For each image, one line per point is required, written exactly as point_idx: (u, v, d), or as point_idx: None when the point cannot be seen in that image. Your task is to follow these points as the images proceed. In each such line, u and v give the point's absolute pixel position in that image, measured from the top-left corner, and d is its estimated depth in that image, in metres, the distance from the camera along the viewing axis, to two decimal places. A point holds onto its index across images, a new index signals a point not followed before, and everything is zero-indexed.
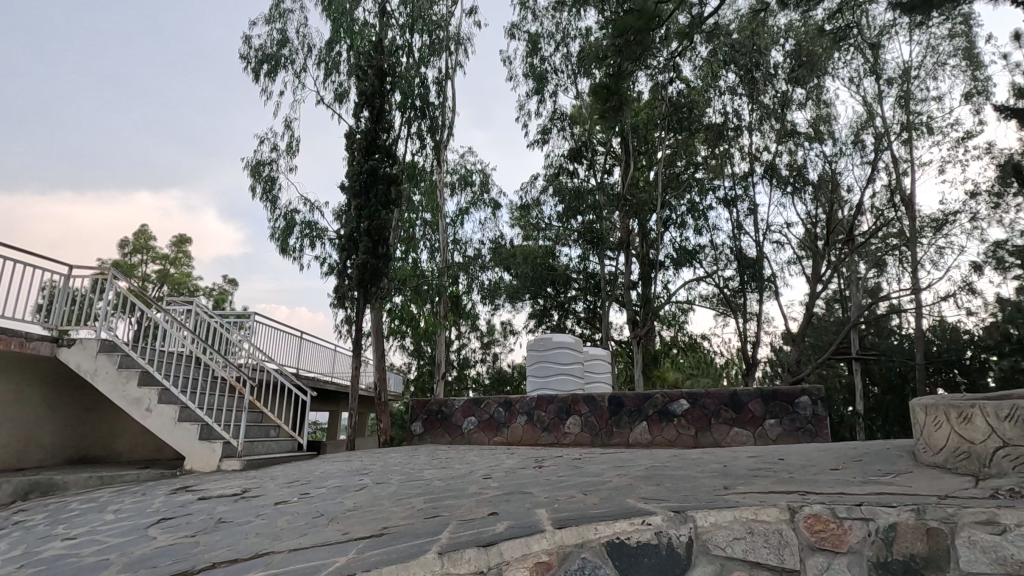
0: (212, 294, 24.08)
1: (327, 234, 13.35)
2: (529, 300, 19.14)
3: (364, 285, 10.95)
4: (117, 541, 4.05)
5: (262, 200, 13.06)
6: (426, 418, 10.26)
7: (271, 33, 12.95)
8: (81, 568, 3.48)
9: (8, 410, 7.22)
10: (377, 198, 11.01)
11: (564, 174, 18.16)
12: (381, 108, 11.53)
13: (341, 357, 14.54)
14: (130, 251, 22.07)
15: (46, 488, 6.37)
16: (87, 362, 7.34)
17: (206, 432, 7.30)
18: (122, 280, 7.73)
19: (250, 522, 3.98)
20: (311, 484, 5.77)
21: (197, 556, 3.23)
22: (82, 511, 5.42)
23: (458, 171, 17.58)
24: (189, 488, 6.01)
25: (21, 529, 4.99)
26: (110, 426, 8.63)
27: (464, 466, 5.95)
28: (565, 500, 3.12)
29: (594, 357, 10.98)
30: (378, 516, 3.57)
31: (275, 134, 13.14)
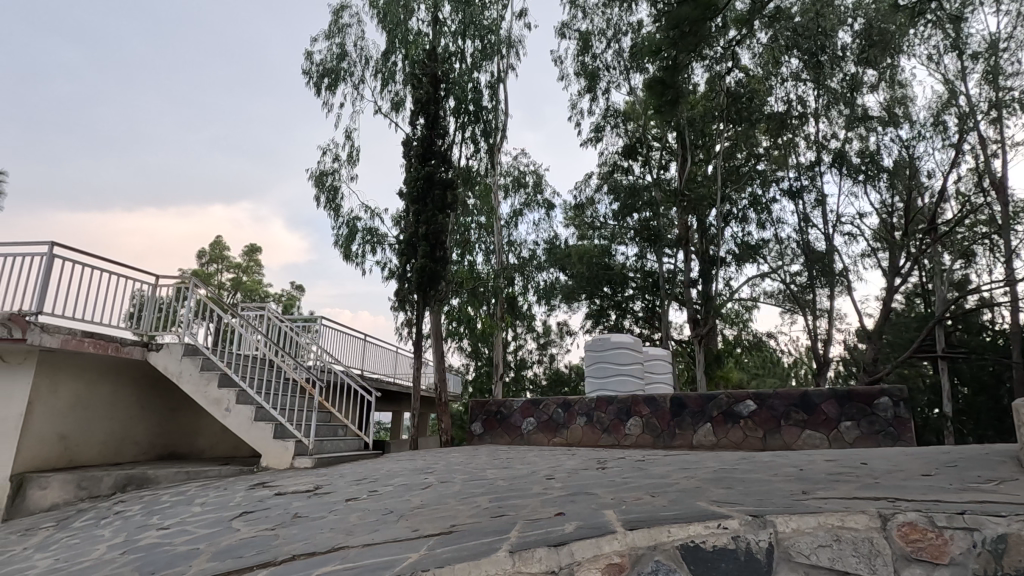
0: (281, 300, 25.34)
1: (388, 240, 13.78)
2: (585, 301, 19.04)
3: (423, 288, 11.19)
4: (205, 532, 4.33)
5: (326, 209, 13.63)
6: (485, 418, 10.35)
7: (331, 48, 13.47)
8: (175, 556, 3.73)
9: (106, 408, 7.82)
10: (434, 202, 11.26)
11: (618, 171, 17.98)
12: (436, 114, 11.76)
13: (402, 358, 14.95)
14: (207, 261, 23.62)
15: (140, 481, 6.91)
16: (172, 365, 7.88)
17: (279, 432, 7.68)
18: (202, 288, 8.25)
19: (324, 518, 4.16)
20: (378, 482, 5.96)
21: (277, 548, 3.41)
22: (173, 503, 5.84)
23: (512, 172, 17.73)
24: (266, 484, 6.35)
25: (121, 519, 5.43)
26: (191, 426, 9.21)
27: (526, 466, 5.97)
28: (633, 501, 3.07)
29: (653, 357, 10.76)
30: (445, 514, 3.64)
31: (336, 145, 13.69)
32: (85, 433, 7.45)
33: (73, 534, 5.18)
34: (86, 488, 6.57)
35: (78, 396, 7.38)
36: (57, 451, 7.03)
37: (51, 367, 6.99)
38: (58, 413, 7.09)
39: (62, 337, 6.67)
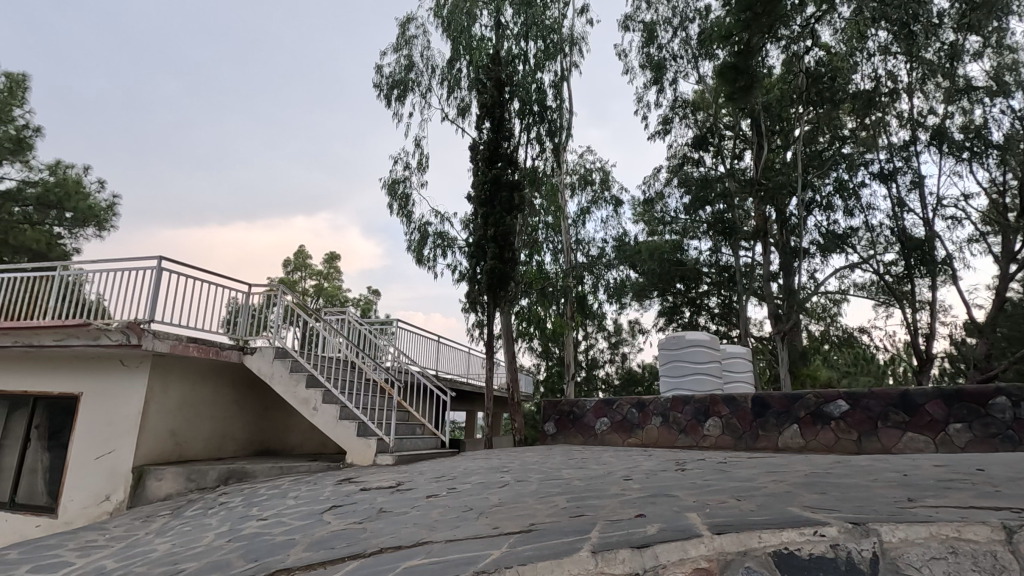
0: (359, 304, 26.53)
1: (458, 243, 14.09)
2: (657, 298, 18.55)
3: (493, 289, 11.34)
4: (299, 524, 4.62)
5: (398, 215, 14.12)
6: (557, 418, 10.30)
7: (398, 60, 13.95)
8: (274, 545, 4.01)
9: (209, 407, 8.52)
10: (501, 205, 11.38)
11: (688, 163, 17.39)
12: (501, 117, 11.90)
13: (475, 359, 15.21)
14: (292, 269, 25.15)
15: (240, 474, 7.48)
16: (265, 367, 8.46)
17: (362, 429, 8.06)
18: (288, 295, 8.80)
19: (406, 513, 4.31)
20: (456, 480, 6.09)
21: (366, 541, 3.58)
22: (270, 496, 6.27)
23: (578, 171, 17.61)
24: (351, 480, 6.67)
25: (226, 509, 5.90)
26: (281, 424, 9.85)
27: (602, 466, 5.90)
28: (717, 505, 2.96)
29: (732, 355, 10.32)
30: (523, 512, 3.67)
31: (407, 153, 14.17)
32: (193, 431, 8.17)
33: (185, 522, 5.69)
34: (195, 480, 7.20)
35: (185, 396, 8.08)
36: (169, 445, 7.75)
37: (164, 369, 7.71)
38: (170, 411, 7.80)
39: (171, 342, 7.32)
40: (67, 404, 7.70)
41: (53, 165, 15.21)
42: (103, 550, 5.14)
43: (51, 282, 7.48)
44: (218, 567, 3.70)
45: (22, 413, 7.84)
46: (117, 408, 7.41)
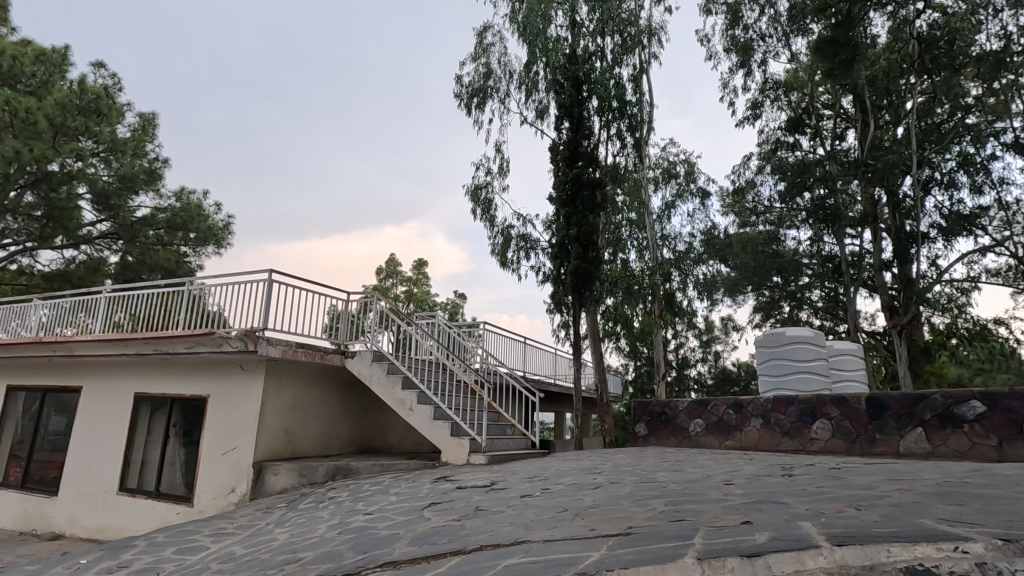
0: (447, 308, 27.40)
1: (540, 245, 14.17)
2: (752, 293, 17.55)
3: (578, 289, 11.28)
4: (401, 520, 4.85)
5: (482, 220, 14.43)
6: (648, 420, 10.00)
7: (477, 68, 14.26)
8: (380, 539, 4.23)
9: (317, 408, 9.15)
10: (583, 203, 11.32)
11: (782, 148, 16.35)
12: (580, 116, 11.83)
13: (562, 360, 15.18)
14: (384, 276, 26.49)
15: (346, 471, 7.97)
16: (365, 369, 8.95)
17: (455, 429, 8.32)
18: (382, 300, 9.27)
19: (502, 512, 4.39)
20: (549, 480, 6.12)
21: (465, 538, 3.69)
22: (373, 492, 6.64)
23: (662, 164, 17.10)
24: (447, 478, 6.90)
25: (335, 503, 6.33)
26: (380, 425, 10.35)
27: (700, 470, 5.67)
28: (835, 514, 2.76)
29: (840, 352, 9.53)
30: (620, 514, 3.62)
31: (488, 159, 14.44)
32: (304, 430, 8.83)
33: (300, 514, 6.16)
34: (306, 475, 7.78)
35: (296, 397, 8.74)
36: (283, 443, 8.40)
37: (277, 373, 8.39)
38: (283, 411, 8.46)
39: (282, 347, 7.96)
40: (198, 404, 8.58)
41: (179, 191, 17.09)
42: (233, 537, 5.69)
43: (180, 296, 8.40)
44: (332, 557, 3.97)
45: (162, 412, 8.83)
46: (239, 409, 8.17)
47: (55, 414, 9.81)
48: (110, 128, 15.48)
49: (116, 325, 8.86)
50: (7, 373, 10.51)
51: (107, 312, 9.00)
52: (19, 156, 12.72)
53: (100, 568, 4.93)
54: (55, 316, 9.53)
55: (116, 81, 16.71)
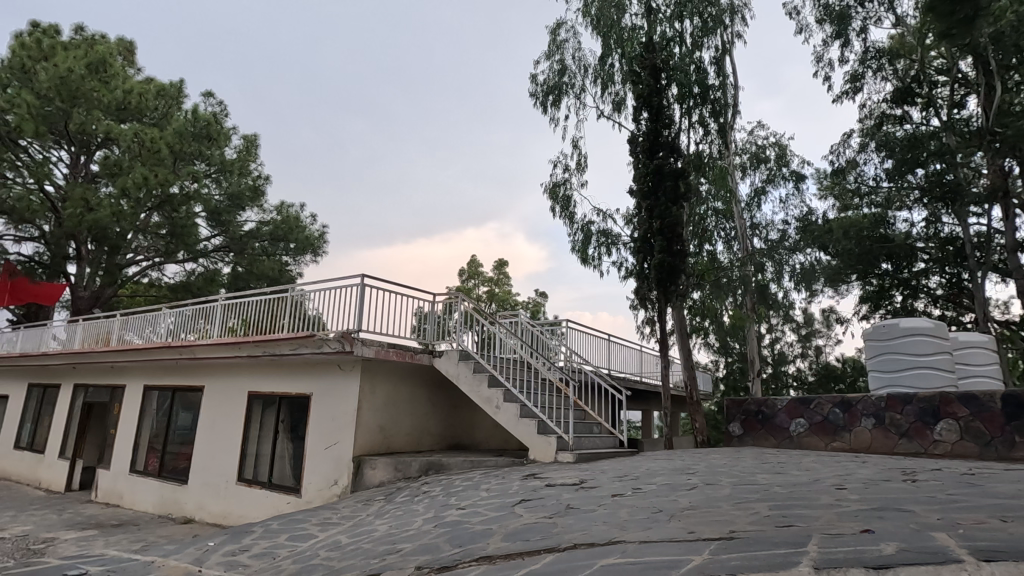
0: (529, 308, 27.57)
1: (621, 240, 13.93)
2: (858, 282, 16.13)
3: (663, 284, 10.93)
4: (494, 515, 4.93)
5: (561, 217, 14.37)
6: (743, 419, 9.45)
7: (551, 66, 14.18)
8: (474, 534, 4.32)
9: (409, 406, 9.51)
10: (666, 194, 10.94)
11: (888, 122, 15.02)
12: (660, 104, 11.42)
13: (648, 357, 14.76)
14: (467, 277, 27.11)
15: (437, 467, 8.25)
16: (452, 368, 9.16)
17: (542, 428, 8.36)
18: (466, 301, 9.47)
19: (595, 511, 4.34)
20: (640, 480, 5.96)
21: (558, 536, 3.68)
22: (465, 487, 6.81)
23: (749, 149, 16.16)
24: (536, 476, 6.92)
25: (429, 498, 6.56)
26: (469, 422, 10.62)
27: (806, 473, 5.29)
28: (974, 525, 2.46)
29: (967, 345, 8.55)
30: (720, 518, 3.46)
31: (566, 156, 14.36)
32: (397, 426, 9.23)
33: (397, 507, 6.44)
34: (401, 470, 8.15)
35: (390, 396, 9.14)
36: (379, 439, 8.84)
37: (371, 373, 8.82)
38: (379, 409, 8.89)
39: (375, 347, 8.36)
40: (303, 402, 9.22)
41: (280, 205, 18.50)
42: (338, 526, 6.06)
43: (284, 302, 9.06)
44: (429, 549, 4.11)
45: (272, 409, 9.58)
46: (339, 406, 8.68)
47: (183, 411, 10.95)
48: (219, 151, 17.06)
49: (231, 330, 9.74)
50: (143, 374, 11.86)
51: (223, 318, 9.92)
52: (146, 181, 14.30)
53: (227, 550, 5.44)
54: (181, 323, 10.63)
55: (223, 107, 18.39)
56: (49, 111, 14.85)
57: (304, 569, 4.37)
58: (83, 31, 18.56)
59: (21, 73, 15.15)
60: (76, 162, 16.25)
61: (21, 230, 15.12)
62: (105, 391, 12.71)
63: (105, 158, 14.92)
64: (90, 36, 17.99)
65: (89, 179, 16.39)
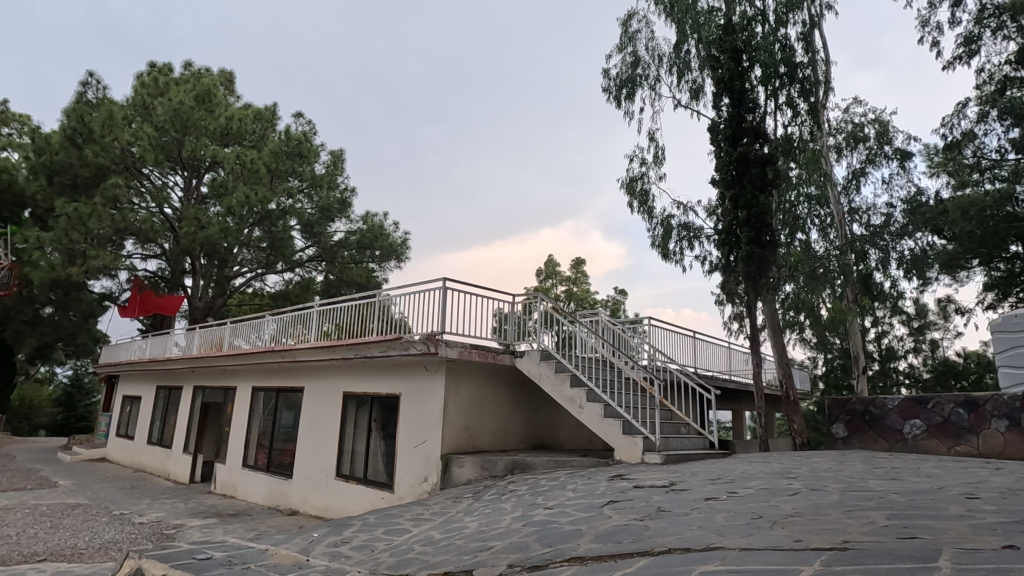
0: (609, 306, 27.16)
1: (705, 232, 13.41)
2: (980, 268, 14.46)
3: (752, 277, 10.36)
4: (583, 516, 4.89)
5: (640, 213, 14.02)
6: (848, 420, 8.74)
7: (624, 59, 13.85)
8: (565, 533, 4.31)
9: (492, 406, 9.66)
10: (752, 182, 10.36)
11: (1014, 87, 13.32)
12: (742, 88, 10.87)
13: (737, 354, 14.05)
14: (545, 277, 27.15)
15: (523, 466, 8.33)
16: (534, 368, 9.20)
17: (627, 428, 8.19)
18: (545, 301, 9.45)
19: (689, 514, 4.19)
20: (735, 483, 5.68)
21: (652, 539, 3.59)
22: (551, 487, 6.81)
23: (845, 127, 14.99)
24: (623, 476, 6.80)
25: (516, 496, 6.63)
26: (551, 421, 10.63)
27: (926, 479, 4.81)
28: None
29: None
30: (829, 526, 3.23)
31: (642, 149, 14.00)
32: (482, 425, 9.41)
33: (486, 504, 6.57)
34: (488, 468, 8.30)
35: (474, 396, 9.33)
36: (465, 438, 9.05)
37: (455, 373, 9.04)
38: (464, 409, 9.11)
39: (459, 348, 8.59)
40: (393, 402, 9.63)
41: (366, 215, 19.47)
42: (429, 522, 6.27)
43: (373, 306, 9.51)
44: (521, 548, 4.14)
45: (366, 409, 10.09)
46: (426, 406, 8.98)
47: (286, 410, 11.79)
48: (309, 167, 18.23)
49: (326, 334, 10.36)
50: (251, 376, 12.90)
51: (318, 323, 10.58)
52: (249, 200, 15.60)
53: (330, 542, 5.78)
54: (282, 329, 11.46)
55: (311, 126, 19.67)
56: (166, 141, 16.52)
57: (401, 563, 4.54)
58: (191, 66, 20.54)
59: (142, 109, 16.95)
60: (189, 185, 17.92)
61: (146, 249, 16.93)
62: (219, 392, 13.95)
63: (213, 180, 16.39)
64: (196, 71, 19.86)
65: (200, 201, 18.05)
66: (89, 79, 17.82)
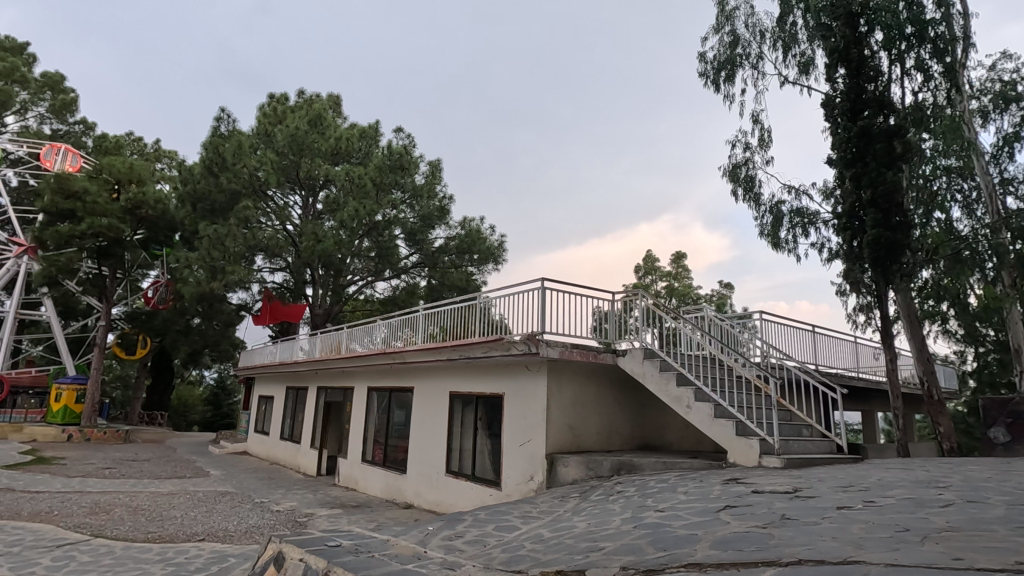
0: (714, 301, 25.80)
1: (821, 217, 12.35)
2: None
3: (881, 263, 9.35)
4: (698, 520, 4.68)
5: (745, 201, 13.21)
6: (1010, 423, 8.33)
7: (721, 40, 13.13)
8: (679, 538, 4.16)
9: (595, 405, 9.52)
10: (877, 158, 9.35)
11: None
12: (861, 55, 9.87)
13: (864, 348, 12.77)
14: (644, 273, 26.42)
15: (630, 467, 8.16)
16: (637, 367, 8.94)
17: (741, 429, 7.72)
18: (645, 298, 9.19)
19: (820, 523, 3.86)
20: (872, 491, 5.14)
21: (778, 548, 3.36)
22: (660, 489, 6.59)
23: (991, 87, 13.09)
24: (740, 481, 6.41)
25: (625, 497, 6.48)
26: (658, 422, 10.30)
27: None
28: None
29: None
30: (996, 545, 2.84)
31: (745, 133, 13.20)
32: (586, 425, 9.33)
33: (594, 505, 6.50)
34: (593, 468, 8.23)
35: (576, 396, 9.26)
36: (569, 438, 9.04)
37: (557, 373, 9.05)
38: (567, 409, 9.09)
39: (560, 348, 8.59)
40: (497, 401, 9.83)
41: (464, 221, 20.14)
42: (538, 520, 6.33)
43: (475, 308, 9.77)
44: (633, 550, 4.05)
45: (472, 408, 10.40)
46: (530, 406, 9.07)
47: (398, 409, 12.48)
48: (411, 179, 19.19)
49: (432, 336, 10.82)
50: (366, 377, 13.81)
51: (424, 326, 11.08)
52: (358, 213, 16.81)
53: (444, 535, 6.02)
54: (392, 332, 12.14)
55: (411, 139, 20.72)
56: (286, 164, 18.19)
57: (514, 559, 4.62)
58: (303, 94, 22.43)
59: (265, 137, 18.79)
60: (307, 203, 19.54)
61: (273, 263, 18.73)
62: (339, 392, 15.07)
63: (327, 197, 17.80)
64: (309, 97, 21.70)
65: (316, 217, 19.63)
66: (222, 114, 20.07)
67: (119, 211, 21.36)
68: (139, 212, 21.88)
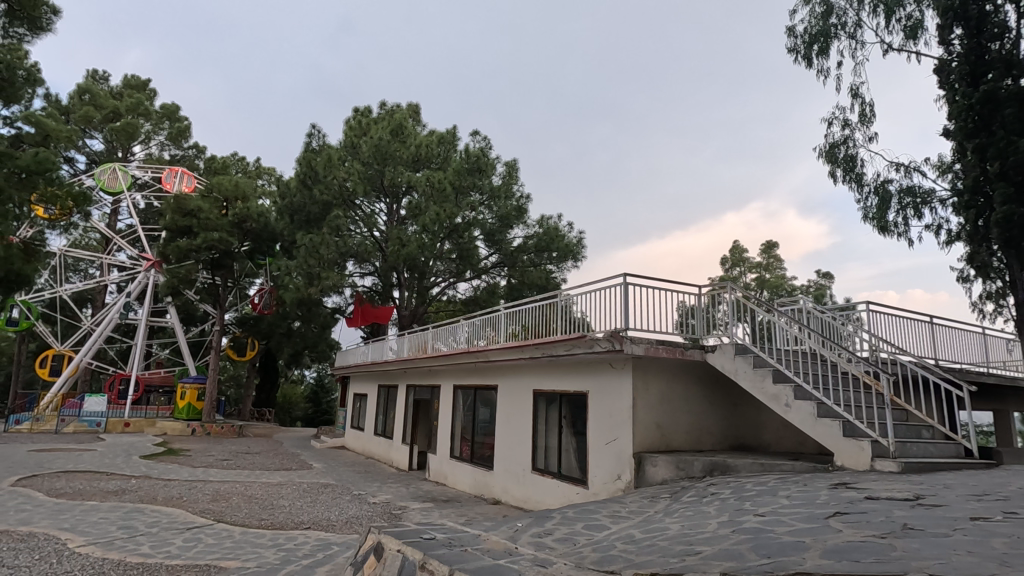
0: (811, 292, 24.07)
1: (937, 196, 11.17)
2: None
3: (1014, 244, 8.26)
4: (805, 526, 4.36)
5: (846, 182, 12.22)
6: None
7: (812, 11, 12.20)
8: (785, 544, 3.90)
9: (684, 403, 9.18)
10: (1006, 126, 8.26)
11: None
12: (981, 11, 8.80)
13: (994, 340, 11.38)
14: (730, 265, 25.18)
15: (723, 468, 7.79)
16: (728, 364, 8.50)
17: (849, 430, 7.13)
18: (732, 291, 8.79)
19: (950, 535, 3.48)
20: (1013, 501, 4.56)
21: (903, 561, 3.06)
22: (759, 492, 6.23)
23: None
24: (849, 485, 5.92)
25: (720, 500, 6.18)
26: (753, 421, 9.75)
27: None
28: None
29: None
30: None
31: (843, 109, 12.19)
32: (675, 423, 9.02)
33: (687, 507, 6.26)
34: (683, 468, 7.94)
35: (663, 394, 8.98)
36: (657, 436, 8.79)
37: (643, 370, 8.82)
38: (653, 407, 8.84)
39: (645, 345, 8.34)
40: (581, 399, 9.75)
41: (541, 219, 20.18)
42: (629, 520, 6.19)
43: (555, 306, 9.77)
44: (735, 556, 3.85)
45: (556, 406, 10.39)
46: (615, 403, 8.91)
47: (483, 407, 12.72)
48: (488, 181, 19.50)
49: (514, 335, 10.93)
50: (451, 376, 14.22)
51: (506, 325, 11.20)
52: (439, 217, 17.36)
53: (534, 532, 6.05)
54: (475, 331, 12.39)
55: (487, 142, 21.08)
56: (371, 173, 19.12)
57: (607, 559, 4.55)
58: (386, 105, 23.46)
59: (352, 148, 19.84)
60: (392, 210, 20.39)
61: (363, 268, 19.73)
62: (427, 390, 15.62)
63: (410, 203, 18.53)
64: (391, 108, 22.70)
65: (401, 222, 20.44)
66: (313, 130, 21.45)
67: (228, 226, 23.47)
68: (244, 225, 23.90)
